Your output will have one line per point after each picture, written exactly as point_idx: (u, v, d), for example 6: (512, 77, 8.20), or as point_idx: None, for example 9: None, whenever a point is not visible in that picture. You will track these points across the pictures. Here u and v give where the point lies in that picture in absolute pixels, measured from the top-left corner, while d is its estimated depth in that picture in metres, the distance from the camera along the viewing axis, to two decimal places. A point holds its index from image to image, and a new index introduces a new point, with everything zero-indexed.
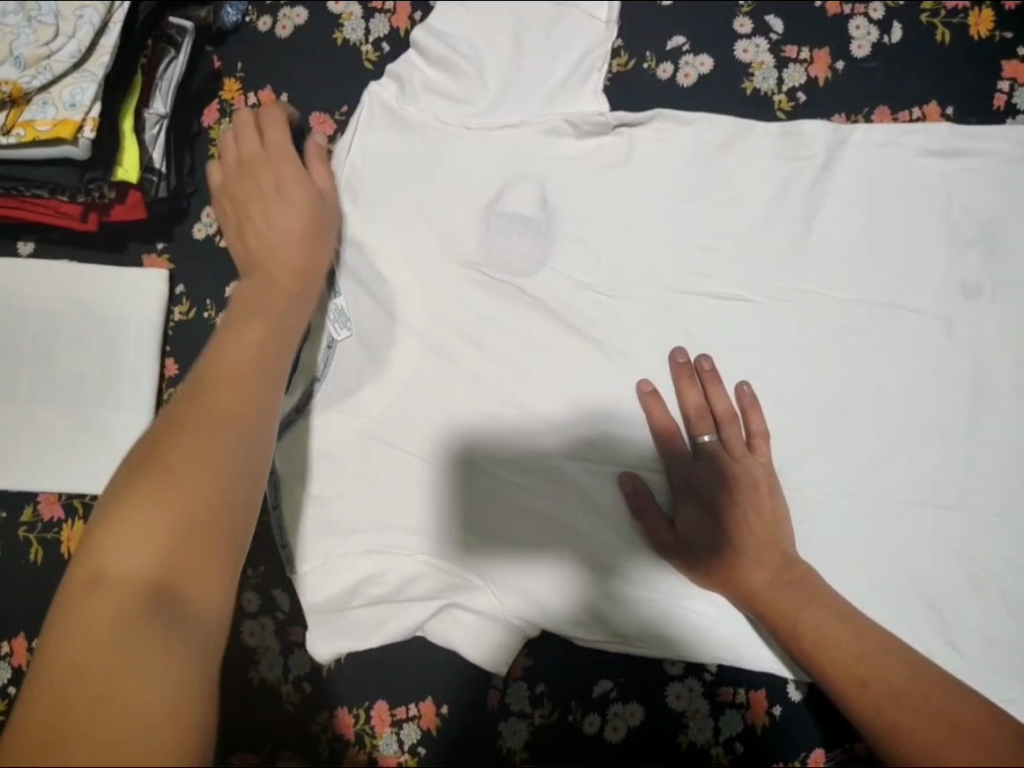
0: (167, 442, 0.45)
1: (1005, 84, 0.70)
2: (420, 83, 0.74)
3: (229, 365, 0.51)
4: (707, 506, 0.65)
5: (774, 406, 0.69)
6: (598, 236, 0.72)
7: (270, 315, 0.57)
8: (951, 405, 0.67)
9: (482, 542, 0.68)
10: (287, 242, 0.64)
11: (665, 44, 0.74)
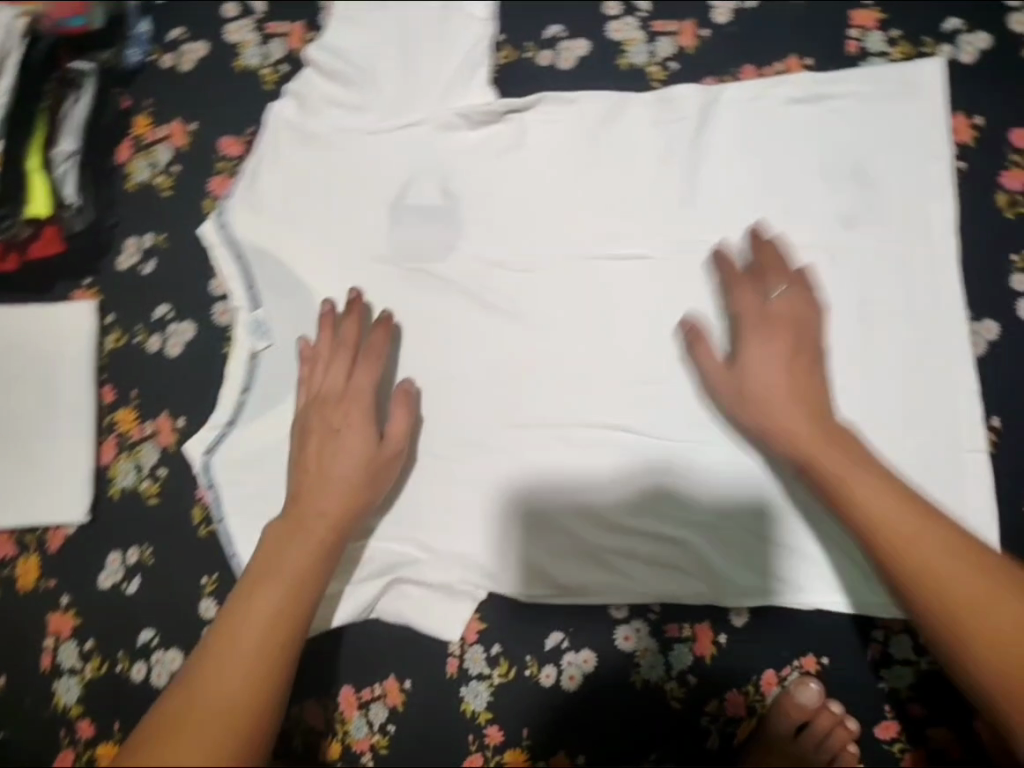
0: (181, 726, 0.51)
1: (855, 31, 0.76)
2: (319, 97, 0.78)
3: (257, 620, 0.60)
4: (777, 361, 0.66)
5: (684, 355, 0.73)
6: (502, 218, 0.77)
7: (294, 556, 0.64)
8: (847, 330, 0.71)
9: (541, 566, 0.71)
10: (347, 475, 0.67)
11: (542, 33, 0.79)
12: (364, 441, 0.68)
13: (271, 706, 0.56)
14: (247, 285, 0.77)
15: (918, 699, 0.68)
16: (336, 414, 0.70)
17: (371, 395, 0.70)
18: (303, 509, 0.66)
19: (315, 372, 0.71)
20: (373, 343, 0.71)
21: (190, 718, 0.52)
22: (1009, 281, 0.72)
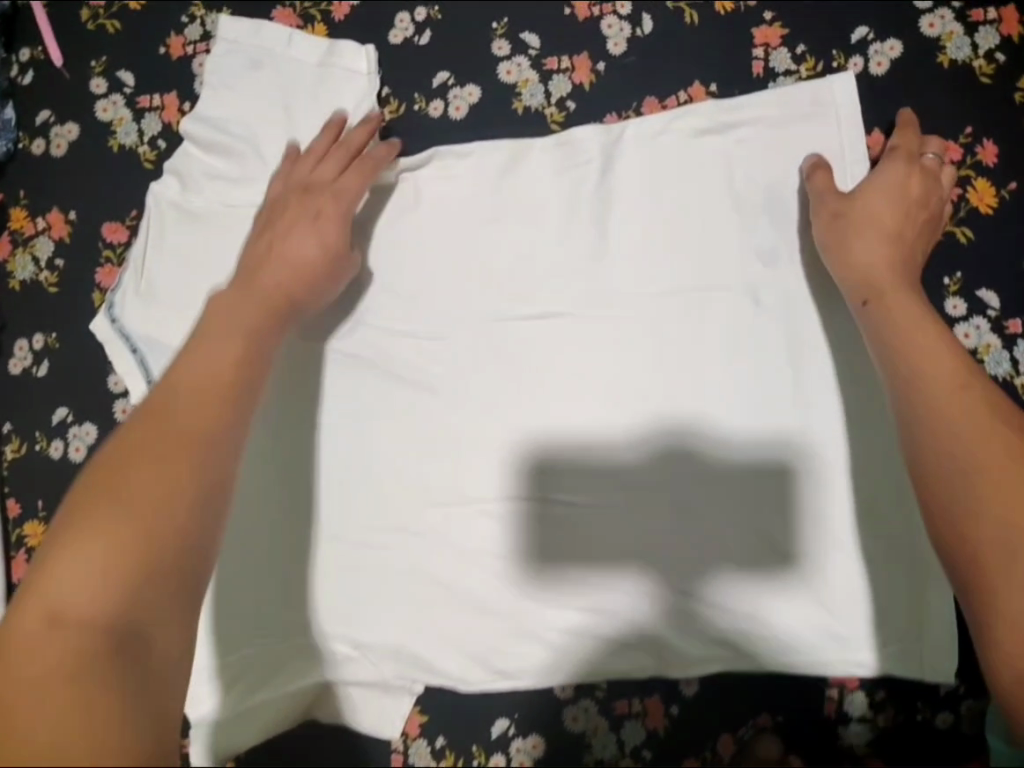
0: (134, 461, 0.48)
1: (760, 50, 0.72)
2: (201, 172, 0.74)
3: (203, 382, 0.54)
4: (884, 213, 0.64)
5: (610, 411, 0.69)
6: (407, 284, 0.72)
7: (244, 315, 0.60)
8: (777, 374, 0.68)
9: (549, 539, 0.68)
10: (297, 264, 0.64)
11: (430, 82, 0.74)
12: (340, 223, 0.66)
13: (211, 439, 0.51)
14: (146, 380, 0.72)
15: (877, 755, 0.67)
16: (305, 206, 0.67)
17: (353, 198, 0.67)
18: (255, 299, 0.61)
19: (305, 162, 0.69)
20: (377, 155, 0.68)
21: (104, 493, 0.46)
22: (944, 306, 0.68)
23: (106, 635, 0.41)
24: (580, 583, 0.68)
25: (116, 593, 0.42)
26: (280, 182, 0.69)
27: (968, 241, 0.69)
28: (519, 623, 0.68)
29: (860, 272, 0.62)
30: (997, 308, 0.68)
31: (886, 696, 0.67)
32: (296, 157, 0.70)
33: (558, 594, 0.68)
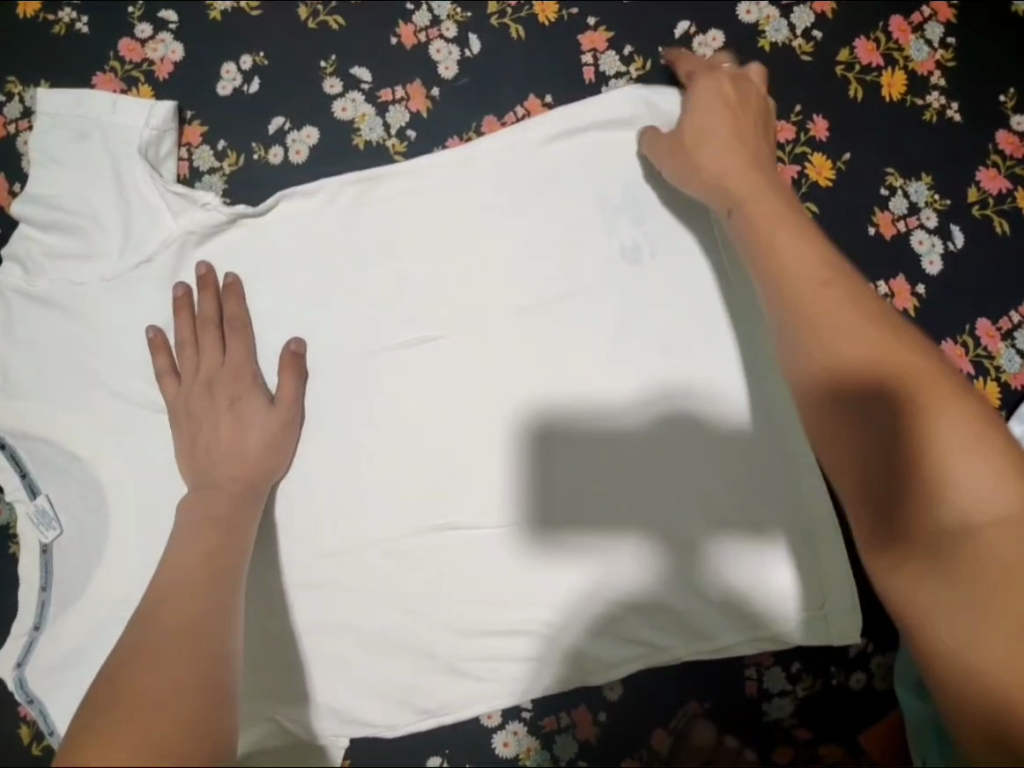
0: (141, 674, 0.44)
1: (589, 56, 0.73)
2: (41, 253, 0.70)
3: (184, 601, 0.51)
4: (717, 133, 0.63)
5: (588, 483, 0.68)
6: (274, 335, 0.71)
7: (208, 540, 0.57)
8: (703, 418, 0.68)
9: (538, 517, 0.68)
10: (234, 452, 0.64)
11: (267, 128, 0.73)
12: (262, 405, 0.66)
13: (215, 685, 0.46)
14: (20, 474, 0.69)
15: (804, 724, 0.68)
16: (217, 397, 0.66)
17: (251, 367, 0.68)
18: (213, 500, 0.61)
19: (188, 359, 0.67)
20: (234, 310, 0.69)
21: (157, 636, 0.48)
22: None
23: (192, 743, 0.41)
24: (571, 552, 0.67)
25: (195, 697, 0.44)
26: (174, 389, 0.67)
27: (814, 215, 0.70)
28: (513, 615, 0.67)
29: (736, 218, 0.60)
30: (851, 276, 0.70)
31: (801, 667, 0.68)
32: (169, 348, 0.68)
33: (548, 566, 0.67)
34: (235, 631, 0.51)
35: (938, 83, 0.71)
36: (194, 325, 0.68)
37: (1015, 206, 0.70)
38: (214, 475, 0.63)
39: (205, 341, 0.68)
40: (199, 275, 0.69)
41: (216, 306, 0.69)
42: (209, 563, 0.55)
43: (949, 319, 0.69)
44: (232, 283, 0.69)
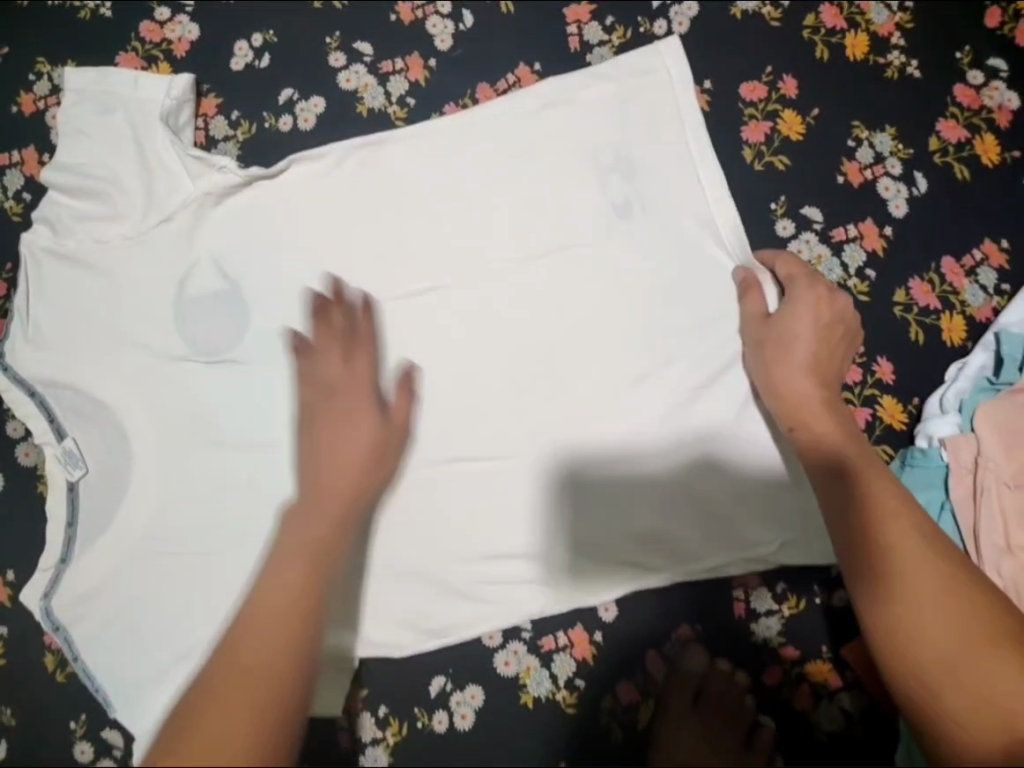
0: (252, 643, 0.50)
1: (574, 27, 0.79)
2: (70, 216, 0.76)
3: (298, 563, 0.55)
4: (812, 316, 0.69)
5: (593, 432, 0.72)
6: (285, 283, 0.75)
7: (331, 505, 0.60)
8: (696, 354, 0.72)
9: (577, 507, 0.71)
10: (349, 447, 0.63)
11: (277, 99, 0.79)
12: (375, 411, 0.66)
13: (302, 668, 0.50)
14: (48, 419, 0.72)
15: (791, 643, 0.72)
16: (338, 408, 0.65)
17: (374, 389, 0.67)
18: (337, 456, 0.63)
19: (325, 334, 0.68)
20: (362, 325, 0.70)
21: (271, 600, 0.52)
22: (775, 228, 0.75)
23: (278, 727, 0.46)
24: (618, 547, 0.71)
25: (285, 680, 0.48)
26: (300, 365, 0.68)
27: (786, 168, 0.76)
28: (513, 542, 0.71)
29: (803, 413, 0.66)
30: (822, 221, 0.75)
31: (786, 587, 0.72)
32: (298, 345, 0.69)
33: (595, 559, 0.71)
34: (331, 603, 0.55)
35: (898, 43, 0.77)
36: (327, 330, 0.69)
37: (974, 153, 0.75)
38: (316, 472, 0.62)
39: (321, 340, 0.68)
40: (316, 296, 0.70)
41: (348, 316, 0.70)
42: (323, 526, 0.58)
43: (916, 259, 0.74)
44: (337, 287, 0.70)
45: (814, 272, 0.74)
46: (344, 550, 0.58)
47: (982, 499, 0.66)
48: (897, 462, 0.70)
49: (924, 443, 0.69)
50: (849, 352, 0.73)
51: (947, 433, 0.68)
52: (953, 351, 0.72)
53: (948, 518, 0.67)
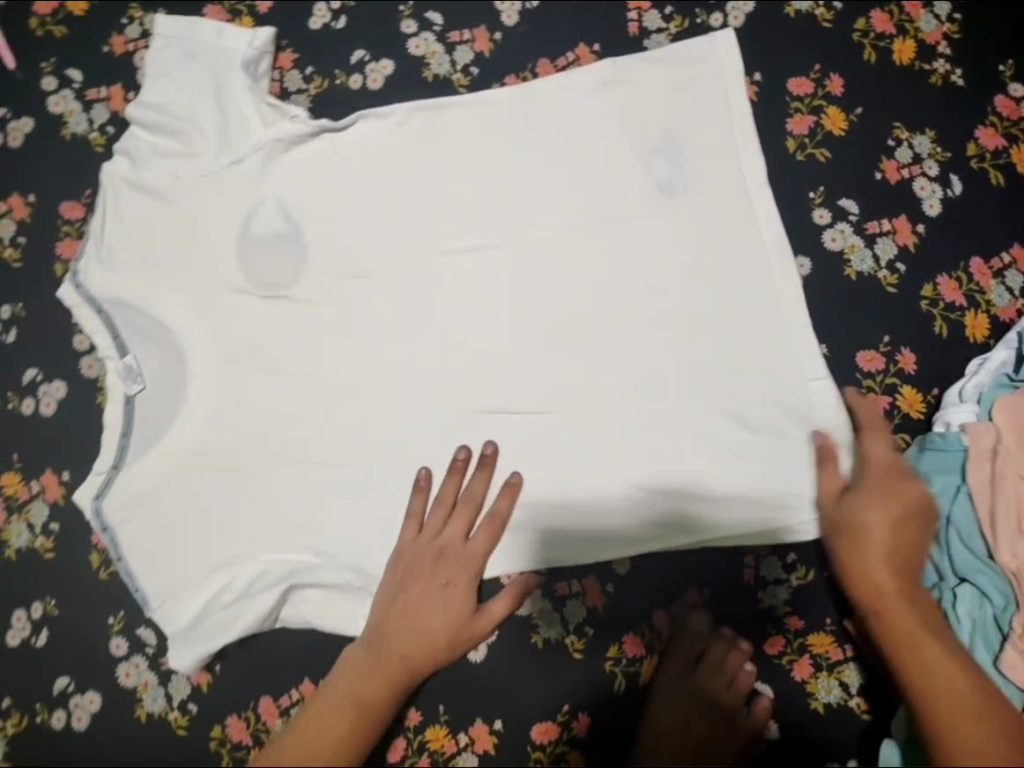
0: (303, 733, 0.63)
1: (634, 13, 0.83)
2: (148, 151, 0.81)
3: (359, 687, 0.66)
4: (887, 507, 0.65)
5: (622, 393, 0.74)
6: (343, 229, 0.79)
7: (417, 645, 0.67)
8: (729, 327, 0.75)
9: (600, 463, 0.73)
10: (433, 630, 0.68)
11: (349, 59, 0.84)
12: (469, 605, 0.69)
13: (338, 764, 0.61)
14: (113, 335, 0.78)
15: (796, 613, 0.74)
16: (436, 574, 0.70)
17: (480, 565, 0.71)
18: (422, 588, 0.69)
19: (438, 517, 0.71)
20: (500, 508, 0.72)
21: (330, 702, 0.65)
22: (812, 217, 0.78)
23: None
24: (638, 505, 0.73)
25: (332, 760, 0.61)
26: (411, 535, 0.71)
27: (826, 161, 0.79)
28: (537, 490, 0.74)
29: (875, 586, 0.63)
30: (857, 213, 0.78)
31: (796, 558, 0.75)
32: (427, 491, 0.72)
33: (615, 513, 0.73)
34: (387, 708, 0.66)
35: (944, 51, 0.80)
36: (456, 492, 0.72)
37: (1010, 161, 0.78)
38: (393, 644, 0.67)
39: (441, 522, 0.71)
40: (455, 453, 0.73)
41: (483, 488, 0.73)
42: (395, 674, 0.67)
43: (946, 257, 0.77)
44: (485, 456, 0.73)
45: (846, 261, 0.77)
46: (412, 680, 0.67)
47: (1000, 483, 0.68)
48: (916, 447, 0.72)
49: (942, 428, 0.71)
50: (874, 341, 0.76)
51: (964, 420, 0.71)
52: (975, 347, 0.75)
53: (963, 499, 0.69)
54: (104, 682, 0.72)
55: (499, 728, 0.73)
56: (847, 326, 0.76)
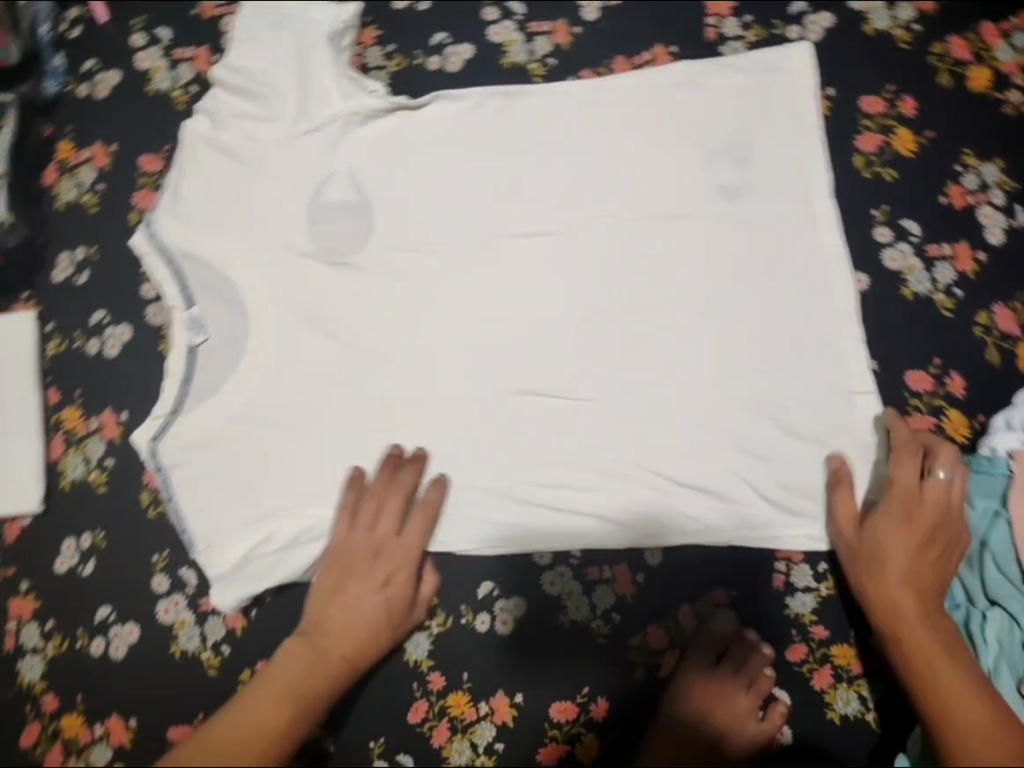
0: (229, 724, 0.64)
1: (713, 20, 0.85)
2: (230, 112, 0.83)
3: (295, 672, 0.68)
4: (906, 538, 0.68)
5: (670, 388, 0.76)
6: (411, 203, 0.81)
7: (352, 631, 0.70)
8: (780, 334, 0.76)
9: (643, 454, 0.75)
10: (369, 619, 0.70)
11: (430, 41, 0.86)
12: (402, 594, 0.71)
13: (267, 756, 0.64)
14: (181, 286, 0.81)
15: (822, 622, 0.75)
16: (374, 569, 0.71)
17: (416, 555, 0.73)
18: (349, 579, 0.71)
19: (368, 512, 0.73)
20: (432, 501, 0.74)
21: (262, 690, 0.67)
22: (873, 234, 0.79)
23: None
24: (674, 498, 0.74)
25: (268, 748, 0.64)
26: (343, 529, 0.73)
27: (892, 180, 0.80)
28: (577, 475, 0.75)
29: (899, 617, 0.66)
30: (919, 234, 0.79)
31: (826, 567, 0.76)
32: (359, 486, 0.74)
33: (652, 504, 0.74)
34: (326, 695, 0.68)
35: (1018, 83, 0.81)
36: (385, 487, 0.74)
37: None
38: (327, 630, 0.70)
39: (372, 516, 0.73)
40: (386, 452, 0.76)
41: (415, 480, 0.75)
42: (328, 664, 0.69)
43: (1003, 286, 0.77)
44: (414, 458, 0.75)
45: (903, 280, 0.78)
46: (348, 670, 0.69)
47: None
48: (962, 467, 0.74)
49: (988, 452, 0.72)
50: (923, 361, 0.76)
51: (1011, 446, 0.71)
52: None
53: (1003, 526, 0.70)
54: (144, 614, 0.76)
55: (519, 702, 0.74)
56: (898, 344, 0.77)
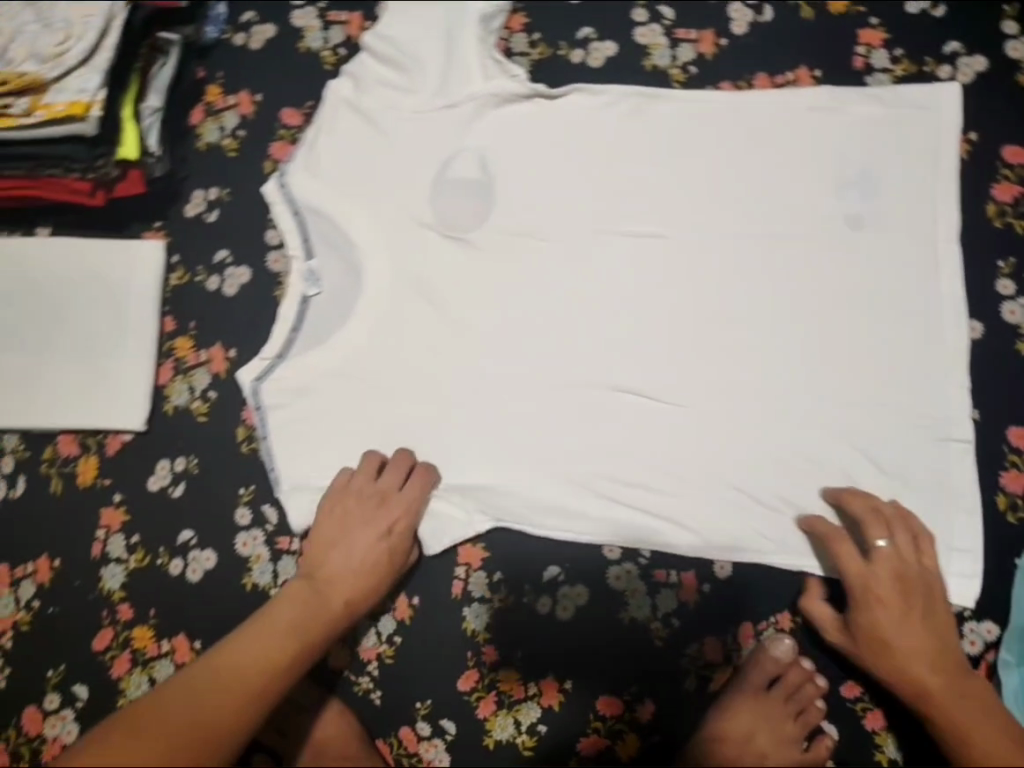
0: (233, 654, 0.66)
1: (862, 49, 0.85)
2: (374, 78, 0.86)
3: (294, 614, 0.70)
4: (897, 609, 0.69)
5: (766, 407, 0.76)
6: (534, 189, 0.83)
7: (345, 582, 0.73)
8: (887, 371, 0.75)
9: (728, 469, 0.75)
10: (367, 563, 0.74)
11: (575, 34, 0.88)
12: (400, 543, 0.75)
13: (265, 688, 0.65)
14: (303, 238, 0.84)
15: None
16: (377, 518, 0.75)
17: (415, 512, 0.76)
18: (348, 531, 0.75)
19: (369, 464, 0.77)
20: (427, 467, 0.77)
21: (264, 626, 0.69)
22: (996, 286, 0.78)
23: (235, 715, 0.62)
24: (752, 517, 0.75)
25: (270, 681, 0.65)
26: (344, 479, 0.77)
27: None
28: (660, 477, 0.76)
29: (913, 684, 0.68)
30: None
31: None
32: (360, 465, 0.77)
33: (730, 519, 0.75)
34: (321, 638, 0.70)
35: None
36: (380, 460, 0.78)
37: None
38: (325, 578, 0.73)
39: (377, 477, 0.77)
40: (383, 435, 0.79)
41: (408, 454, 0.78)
42: (324, 611, 0.71)
43: None
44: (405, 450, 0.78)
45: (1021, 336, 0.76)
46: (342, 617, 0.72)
47: None
48: None
49: None
50: None
51: None
52: None
53: None
54: (224, 542, 0.79)
55: (568, 688, 0.76)
56: (1006, 399, 0.75)
